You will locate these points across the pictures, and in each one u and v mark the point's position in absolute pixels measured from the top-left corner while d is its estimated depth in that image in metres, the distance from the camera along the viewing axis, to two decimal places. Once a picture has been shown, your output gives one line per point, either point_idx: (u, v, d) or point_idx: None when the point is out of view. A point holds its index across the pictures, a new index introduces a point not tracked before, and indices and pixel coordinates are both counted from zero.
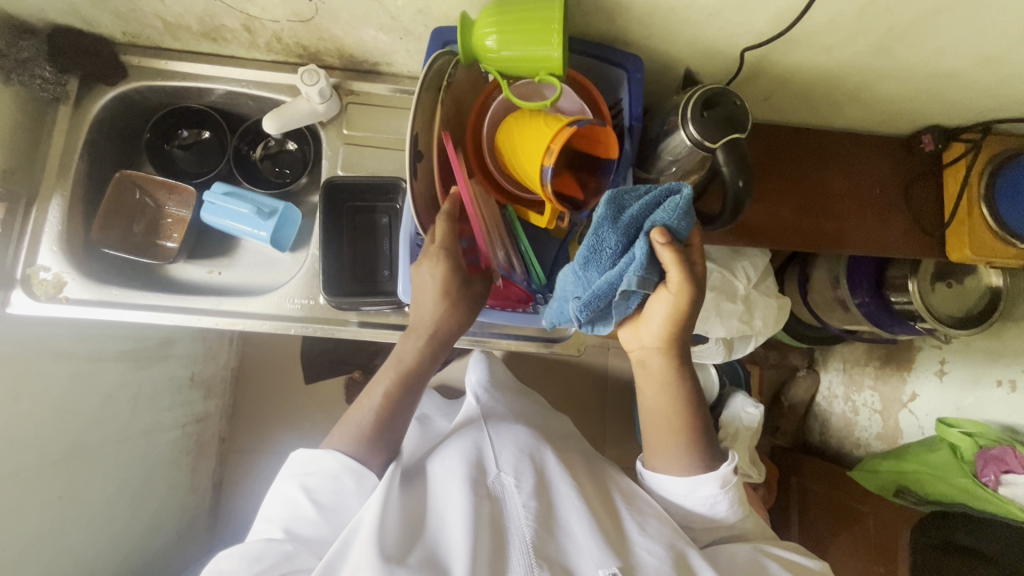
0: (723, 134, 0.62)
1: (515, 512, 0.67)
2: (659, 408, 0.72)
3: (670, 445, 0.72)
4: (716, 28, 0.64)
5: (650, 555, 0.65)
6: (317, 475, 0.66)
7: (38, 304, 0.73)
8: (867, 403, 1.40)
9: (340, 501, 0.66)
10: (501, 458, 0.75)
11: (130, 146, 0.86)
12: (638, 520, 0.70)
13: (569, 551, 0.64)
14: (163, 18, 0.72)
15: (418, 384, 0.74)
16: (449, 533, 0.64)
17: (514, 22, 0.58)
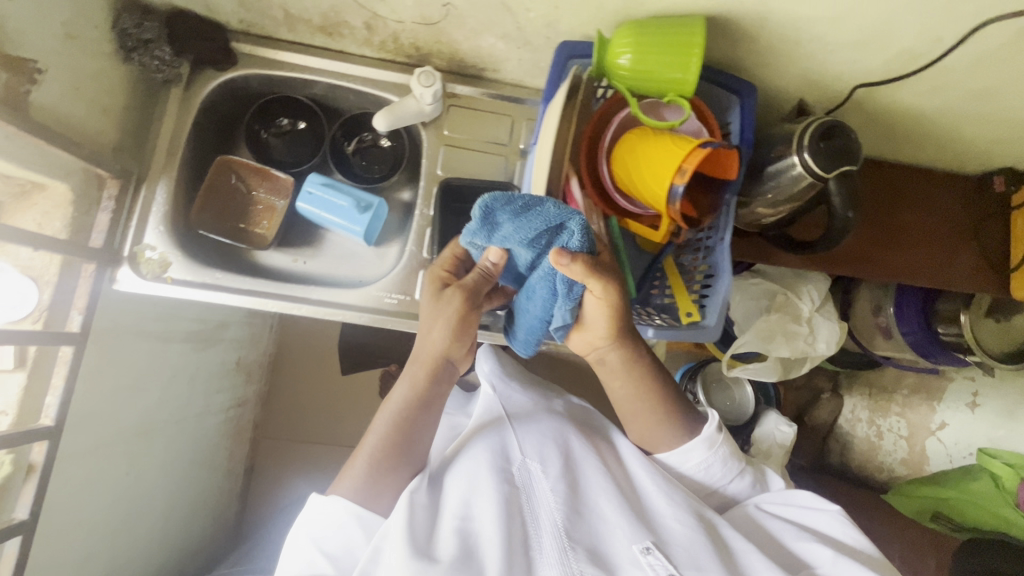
0: (836, 166, 0.65)
1: (545, 498, 0.67)
2: (628, 396, 0.75)
3: (654, 426, 0.76)
4: (833, 63, 0.67)
5: (678, 524, 0.66)
6: (327, 520, 0.64)
7: (145, 283, 0.74)
8: (892, 428, 1.34)
9: (350, 544, 0.64)
10: (525, 444, 0.75)
11: (226, 131, 0.87)
12: (663, 490, 0.70)
13: (602, 533, 0.65)
14: (287, 10, 0.74)
15: (419, 410, 0.71)
16: (481, 515, 0.65)
17: (654, 44, 0.61)
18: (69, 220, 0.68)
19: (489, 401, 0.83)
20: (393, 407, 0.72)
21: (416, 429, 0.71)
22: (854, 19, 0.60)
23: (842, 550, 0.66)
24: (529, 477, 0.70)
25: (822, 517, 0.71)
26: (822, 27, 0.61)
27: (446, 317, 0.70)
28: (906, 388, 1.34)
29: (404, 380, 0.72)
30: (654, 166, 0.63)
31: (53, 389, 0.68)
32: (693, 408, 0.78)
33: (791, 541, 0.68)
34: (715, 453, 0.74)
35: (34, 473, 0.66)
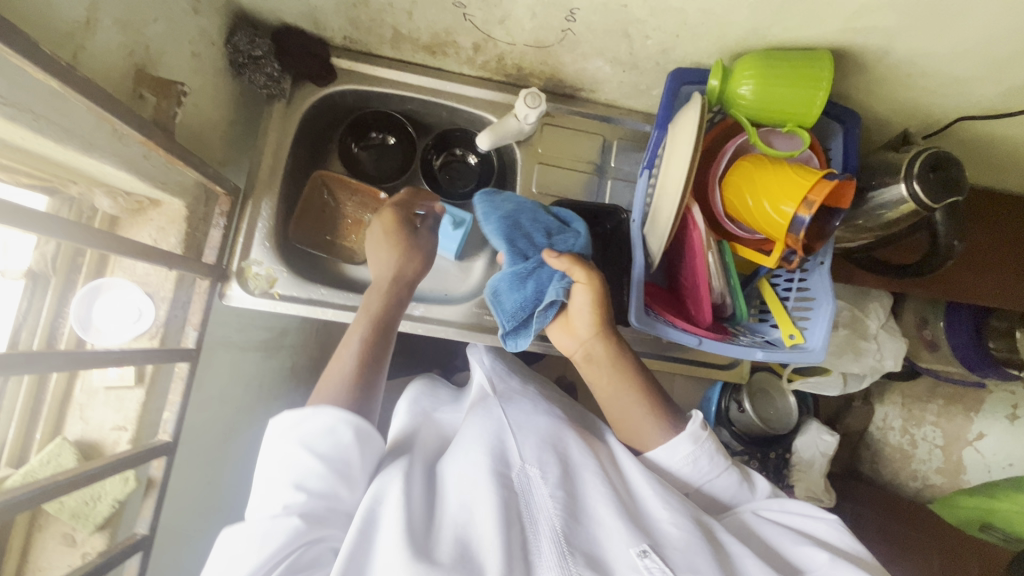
0: (946, 196, 0.67)
1: (543, 504, 0.56)
2: (616, 393, 0.67)
3: (639, 420, 0.66)
4: (939, 96, 0.69)
5: (675, 529, 0.55)
6: (315, 429, 0.56)
7: (253, 298, 0.74)
8: (927, 437, 1.25)
9: (344, 450, 0.57)
10: (520, 443, 0.64)
11: (317, 144, 0.87)
12: (659, 493, 0.59)
13: (600, 539, 0.54)
14: (396, 30, 0.74)
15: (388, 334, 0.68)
16: (477, 523, 0.54)
17: (779, 76, 0.63)
18: (184, 236, 0.68)
19: (484, 397, 0.74)
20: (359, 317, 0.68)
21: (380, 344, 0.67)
22: (974, 55, 0.61)
23: (842, 556, 0.57)
24: (527, 482, 0.58)
25: (823, 531, 0.61)
26: (941, 61, 0.63)
27: (404, 245, 0.73)
28: (941, 399, 1.25)
29: (373, 293, 0.70)
30: (774, 193, 0.64)
31: (170, 405, 0.67)
32: (676, 404, 0.68)
33: (788, 550, 0.59)
34: (701, 448, 0.62)
35: (154, 488, 0.66)
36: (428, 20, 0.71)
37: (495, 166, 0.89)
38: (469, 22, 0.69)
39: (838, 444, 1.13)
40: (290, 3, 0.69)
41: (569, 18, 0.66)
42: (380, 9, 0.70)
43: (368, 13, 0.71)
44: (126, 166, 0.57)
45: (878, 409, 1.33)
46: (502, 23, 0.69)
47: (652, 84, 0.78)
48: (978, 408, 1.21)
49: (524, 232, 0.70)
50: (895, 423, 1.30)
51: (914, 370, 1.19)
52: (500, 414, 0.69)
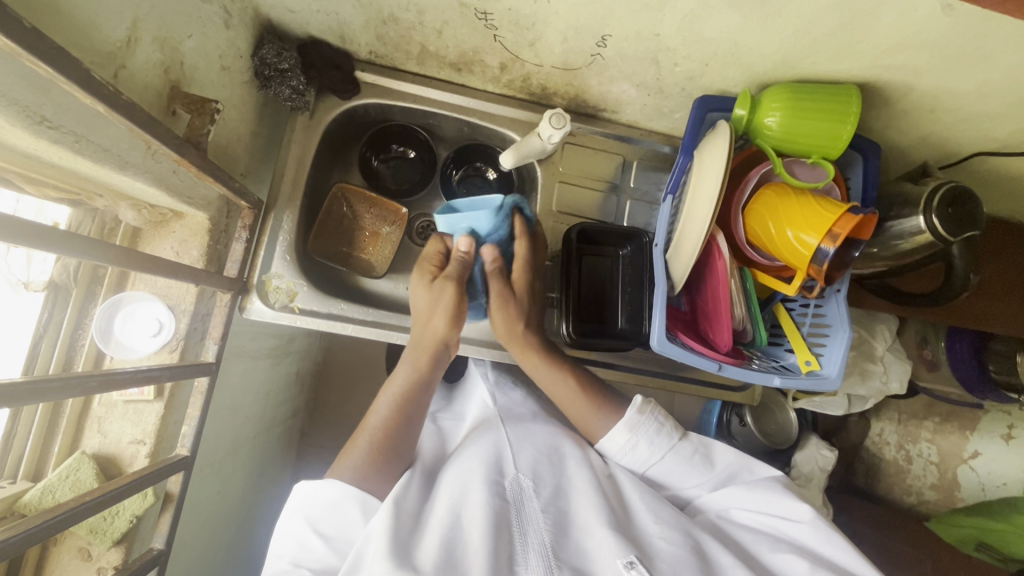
0: (963, 230, 0.68)
1: (535, 517, 0.58)
2: (547, 386, 0.74)
3: (584, 414, 0.73)
4: (959, 131, 0.70)
5: (665, 543, 0.57)
6: (321, 503, 0.58)
7: (273, 312, 0.74)
8: (922, 454, 1.26)
9: (349, 527, 0.58)
10: (519, 455, 0.65)
11: (337, 156, 0.87)
12: (652, 507, 0.62)
13: (590, 550, 0.56)
14: (424, 47, 0.74)
15: (428, 394, 0.71)
16: (465, 530, 0.55)
17: (806, 109, 0.63)
18: (206, 249, 0.68)
19: (485, 409, 0.76)
20: (394, 389, 0.70)
21: (415, 423, 0.69)
22: (996, 95, 0.63)
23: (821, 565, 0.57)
24: (521, 493, 0.61)
25: (794, 528, 0.62)
26: (965, 99, 0.64)
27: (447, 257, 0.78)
28: (937, 416, 1.25)
29: (405, 364, 0.71)
30: (796, 224, 0.65)
31: (189, 419, 0.66)
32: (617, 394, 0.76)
33: (766, 556, 0.61)
34: (637, 433, 0.70)
35: (172, 502, 0.65)
36: (456, 39, 0.71)
37: (515, 183, 0.90)
38: (498, 42, 0.69)
39: (835, 458, 1.15)
40: (318, 17, 0.69)
41: (601, 43, 0.66)
42: (409, 26, 0.70)
43: (396, 30, 0.71)
44: (156, 181, 0.58)
45: (874, 424, 1.33)
46: (532, 45, 0.69)
47: (676, 108, 0.79)
48: (972, 426, 1.22)
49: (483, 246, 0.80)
50: (890, 438, 1.30)
51: (915, 389, 1.20)
52: (498, 423, 0.71)
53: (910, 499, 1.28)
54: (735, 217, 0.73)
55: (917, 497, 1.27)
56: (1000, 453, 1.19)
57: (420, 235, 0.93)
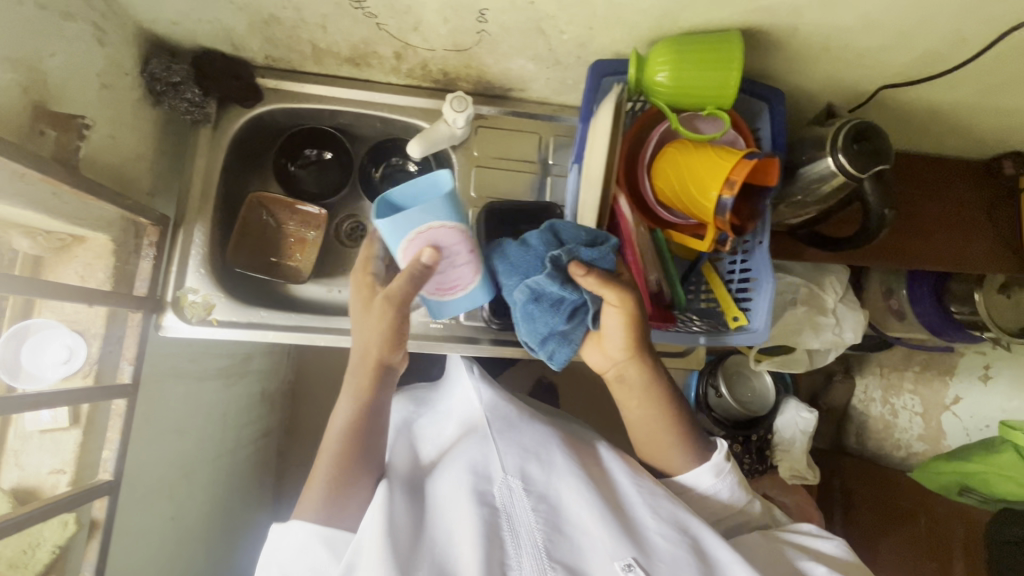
0: (872, 165, 0.67)
1: (525, 518, 0.58)
2: (645, 418, 0.70)
3: (669, 446, 0.70)
4: (859, 68, 0.69)
5: (662, 540, 0.59)
6: (290, 549, 0.60)
7: (191, 327, 0.73)
8: (907, 406, 1.38)
9: (319, 568, 0.59)
10: (502, 451, 0.66)
11: (253, 167, 0.87)
12: (647, 500, 0.62)
13: (585, 550, 0.57)
14: (316, 45, 0.74)
15: (377, 427, 0.66)
16: (457, 546, 0.56)
17: (690, 60, 0.62)
18: (112, 270, 0.67)
19: (468, 406, 0.75)
20: (339, 421, 0.65)
21: (367, 431, 0.65)
22: (882, 25, 0.62)
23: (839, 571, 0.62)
24: (509, 496, 0.60)
25: (825, 546, 0.68)
26: (852, 33, 0.63)
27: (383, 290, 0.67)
28: (917, 365, 1.37)
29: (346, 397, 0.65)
30: (698, 177, 0.63)
31: (109, 443, 0.66)
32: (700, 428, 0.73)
33: (795, 558, 0.63)
34: (723, 480, 0.68)
35: (98, 529, 0.65)
36: (344, 32, 0.70)
37: (436, 172, 0.88)
38: (384, 30, 0.69)
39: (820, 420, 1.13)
40: (202, 25, 0.69)
41: (481, 19, 0.66)
42: (293, 25, 0.69)
43: (283, 30, 0.70)
44: (32, 204, 0.57)
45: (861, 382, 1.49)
46: (417, 29, 0.68)
47: (579, 79, 0.78)
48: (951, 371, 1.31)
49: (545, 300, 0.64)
50: (875, 394, 1.45)
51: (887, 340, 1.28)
52: (485, 428, 0.69)
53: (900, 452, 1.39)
54: (641, 179, 0.71)
55: (906, 449, 1.38)
56: (980, 394, 1.25)
57: (348, 238, 0.91)
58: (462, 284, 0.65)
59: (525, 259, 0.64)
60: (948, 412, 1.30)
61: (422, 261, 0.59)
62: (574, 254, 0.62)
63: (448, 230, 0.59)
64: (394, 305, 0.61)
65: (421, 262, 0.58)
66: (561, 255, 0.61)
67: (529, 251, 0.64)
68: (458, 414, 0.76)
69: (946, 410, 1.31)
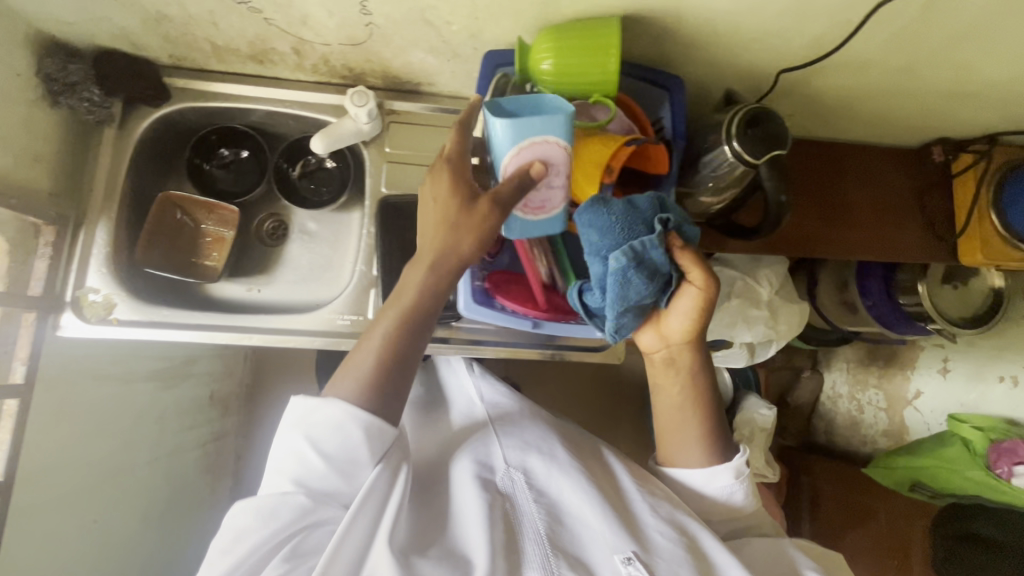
0: (768, 150, 0.66)
1: (530, 508, 0.65)
2: (679, 404, 0.71)
3: (690, 439, 0.72)
4: (755, 53, 0.68)
5: (663, 538, 0.63)
6: (322, 425, 0.58)
7: (90, 326, 0.74)
8: (871, 402, 1.35)
9: (352, 449, 0.59)
10: (507, 446, 0.73)
11: (168, 168, 0.87)
12: (649, 504, 0.67)
13: (585, 540, 0.63)
14: (214, 42, 0.74)
15: (418, 344, 0.62)
16: (465, 535, 0.63)
17: (571, 47, 0.62)
18: (6, 270, 0.68)
19: (475, 411, 0.82)
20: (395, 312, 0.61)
21: (418, 334, 0.62)
22: (765, 7, 0.61)
23: None
24: (512, 485, 0.68)
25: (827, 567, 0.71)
26: (738, 17, 0.62)
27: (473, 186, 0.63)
28: (880, 360, 1.33)
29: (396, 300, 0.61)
30: (582, 167, 0.64)
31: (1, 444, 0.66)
32: (727, 431, 0.74)
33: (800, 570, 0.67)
34: (738, 481, 0.70)
35: None
36: (237, 29, 0.70)
37: (353, 168, 0.88)
38: (274, 26, 0.69)
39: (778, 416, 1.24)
40: (93, 25, 0.69)
41: (365, 11, 0.65)
42: (184, 23, 0.69)
43: (176, 28, 0.70)
44: None
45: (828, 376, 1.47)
46: (306, 23, 0.68)
47: None
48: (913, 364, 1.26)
49: (656, 267, 0.60)
50: (842, 390, 1.43)
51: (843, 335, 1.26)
52: (491, 429, 0.77)
53: (867, 447, 1.36)
54: None
55: (872, 444, 1.35)
56: (940, 387, 1.21)
57: (270, 237, 0.91)
58: (551, 206, 0.63)
59: (627, 217, 0.59)
60: (911, 407, 1.26)
61: (525, 166, 0.58)
62: (672, 224, 0.60)
63: (562, 152, 0.59)
64: (500, 206, 0.58)
65: (527, 174, 0.58)
66: (668, 221, 0.60)
67: (610, 214, 0.59)
68: (460, 415, 0.83)
69: (909, 405, 1.27)
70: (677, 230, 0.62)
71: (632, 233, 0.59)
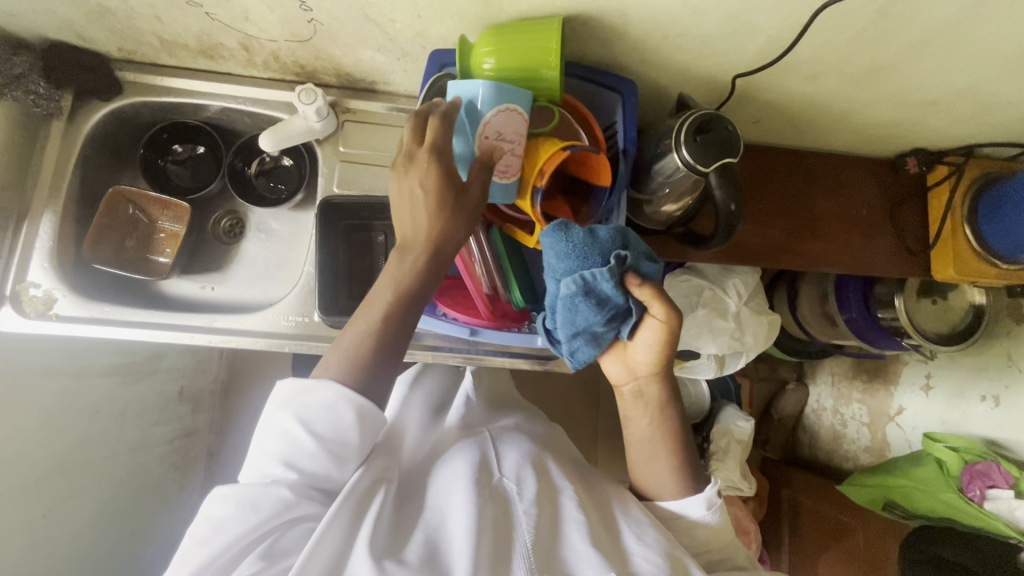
0: (716, 158, 0.63)
1: (522, 516, 0.63)
2: (651, 435, 0.71)
3: (664, 470, 0.71)
4: (708, 56, 0.66)
5: (647, 563, 0.60)
6: (314, 407, 0.58)
7: (29, 322, 0.75)
8: (855, 416, 1.31)
9: (343, 434, 0.59)
10: (504, 461, 0.72)
11: (123, 163, 0.86)
12: (636, 530, 0.64)
13: (568, 556, 0.60)
14: (161, 36, 0.73)
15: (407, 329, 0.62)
16: (450, 538, 0.60)
17: (511, 47, 0.60)
18: None
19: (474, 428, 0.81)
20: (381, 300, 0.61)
21: (415, 307, 0.62)
22: (711, 9, 0.58)
23: None
24: (505, 493, 0.66)
25: None
26: (684, 19, 0.60)
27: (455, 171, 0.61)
28: (864, 374, 1.30)
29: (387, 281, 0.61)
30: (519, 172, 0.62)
31: None
32: (700, 464, 0.74)
33: None
34: (716, 511, 0.69)
35: None
36: (180, 23, 0.69)
37: (308, 166, 0.86)
38: (217, 20, 0.67)
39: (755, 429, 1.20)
40: (35, 18, 0.68)
41: (305, 7, 0.64)
42: (127, 16, 0.68)
43: (120, 21, 0.69)
44: None
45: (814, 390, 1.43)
46: (248, 19, 0.67)
47: None
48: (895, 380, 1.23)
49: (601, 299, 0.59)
50: (827, 403, 1.39)
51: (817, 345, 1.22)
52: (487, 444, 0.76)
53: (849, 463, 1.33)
54: None
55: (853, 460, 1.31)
56: (922, 404, 1.17)
57: (227, 235, 0.90)
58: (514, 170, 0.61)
59: (583, 247, 0.57)
60: (893, 423, 1.23)
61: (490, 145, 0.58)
62: (632, 260, 0.59)
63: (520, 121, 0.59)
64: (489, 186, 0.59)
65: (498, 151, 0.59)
66: (626, 257, 0.59)
67: (570, 241, 0.57)
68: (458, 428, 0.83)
69: (891, 421, 1.23)
70: (638, 265, 0.60)
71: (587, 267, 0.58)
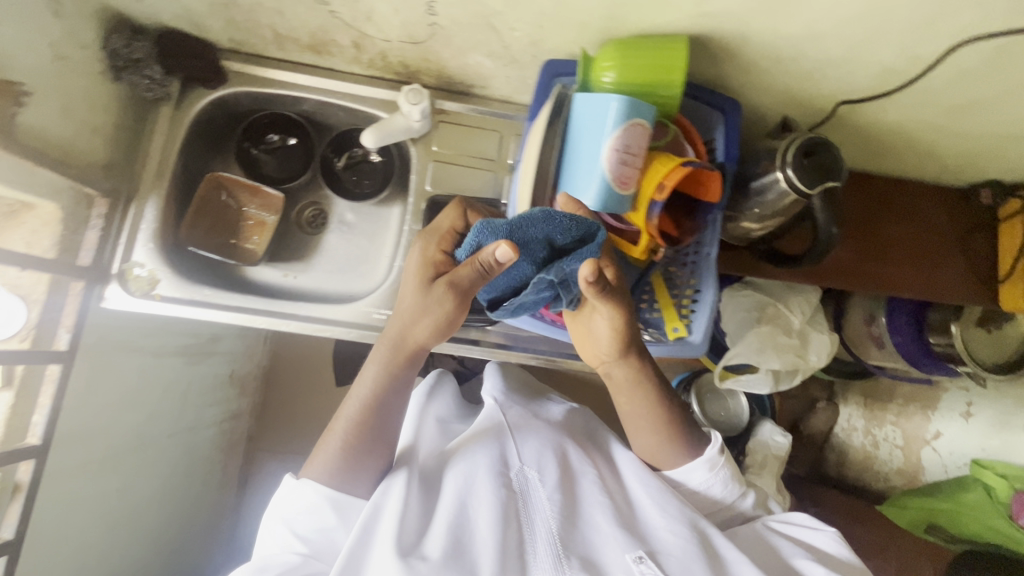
0: (821, 180, 0.65)
1: (542, 507, 0.64)
2: (634, 414, 0.72)
3: (656, 446, 0.72)
4: (814, 82, 0.68)
5: (672, 536, 0.63)
6: (296, 506, 0.62)
7: (134, 300, 0.76)
8: (888, 438, 1.27)
9: (330, 531, 0.62)
10: (522, 449, 0.72)
11: (216, 148, 0.88)
12: (657, 503, 0.66)
13: (595, 542, 0.63)
14: (275, 30, 0.74)
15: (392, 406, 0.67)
16: (474, 523, 0.62)
17: (635, 62, 0.62)
18: (58, 239, 0.69)
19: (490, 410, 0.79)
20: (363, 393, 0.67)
21: (389, 403, 0.67)
22: (831, 39, 0.60)
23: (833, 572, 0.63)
24: (527, 484, 0.67)
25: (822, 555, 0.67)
26: (802, 46, 0.62)
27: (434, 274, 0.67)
28: (901, 398, 1.27)
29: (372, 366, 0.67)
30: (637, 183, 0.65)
31: (40, 408, 0.69)
32: (695, 424, 0.74)
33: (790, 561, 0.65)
34: (717, 472, 0.69)
35: (22, 492, 0.68)
36: (300, 18, 0.71)
37: (398, 165, 0.89)
38: (338, 18, 0.69)
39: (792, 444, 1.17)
40: (161, 6, 0.70)
41: (430, 11, 0.65)
42: (251, 9, 0.70)
43: (242, 13, 0.71)
44: None
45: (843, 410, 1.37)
46: (370, 19, 0.69)
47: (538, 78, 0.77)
48: (934, 405, 1.22)
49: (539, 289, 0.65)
50: (857, 424, 1.34)
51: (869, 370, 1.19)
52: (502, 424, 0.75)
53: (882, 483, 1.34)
54: None
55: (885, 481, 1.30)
56: (960, 431, 1.17)
57: (310, 225, 0.92)
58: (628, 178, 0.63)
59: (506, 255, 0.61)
60: (929, 447, 1.22)
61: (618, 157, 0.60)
62: (560, 271, 0.61)
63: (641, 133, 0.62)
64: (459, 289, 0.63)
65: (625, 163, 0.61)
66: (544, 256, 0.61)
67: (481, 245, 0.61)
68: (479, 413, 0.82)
69: (926, 444, 1.23)
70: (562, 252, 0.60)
71: (524, 273, 0.64)
